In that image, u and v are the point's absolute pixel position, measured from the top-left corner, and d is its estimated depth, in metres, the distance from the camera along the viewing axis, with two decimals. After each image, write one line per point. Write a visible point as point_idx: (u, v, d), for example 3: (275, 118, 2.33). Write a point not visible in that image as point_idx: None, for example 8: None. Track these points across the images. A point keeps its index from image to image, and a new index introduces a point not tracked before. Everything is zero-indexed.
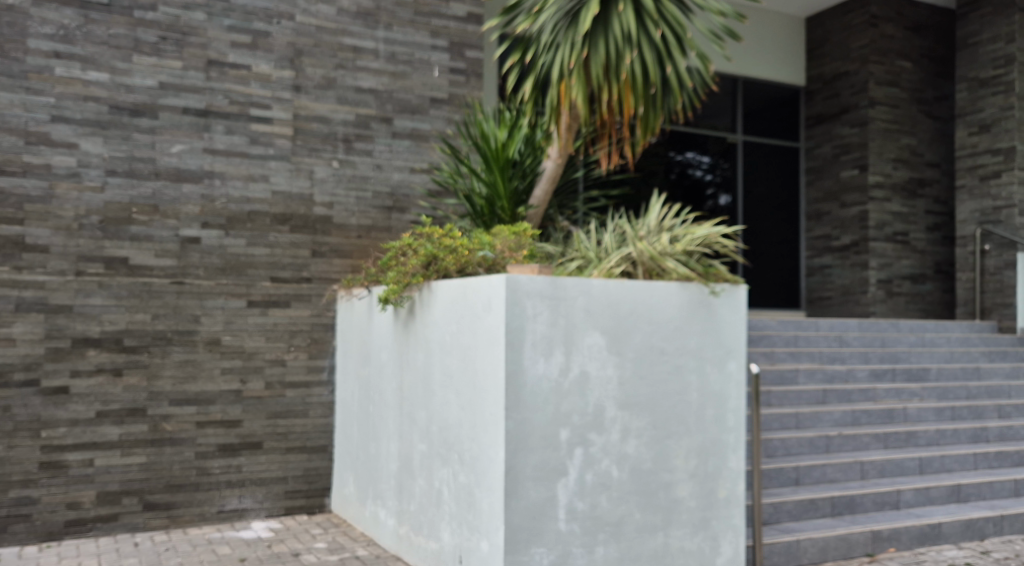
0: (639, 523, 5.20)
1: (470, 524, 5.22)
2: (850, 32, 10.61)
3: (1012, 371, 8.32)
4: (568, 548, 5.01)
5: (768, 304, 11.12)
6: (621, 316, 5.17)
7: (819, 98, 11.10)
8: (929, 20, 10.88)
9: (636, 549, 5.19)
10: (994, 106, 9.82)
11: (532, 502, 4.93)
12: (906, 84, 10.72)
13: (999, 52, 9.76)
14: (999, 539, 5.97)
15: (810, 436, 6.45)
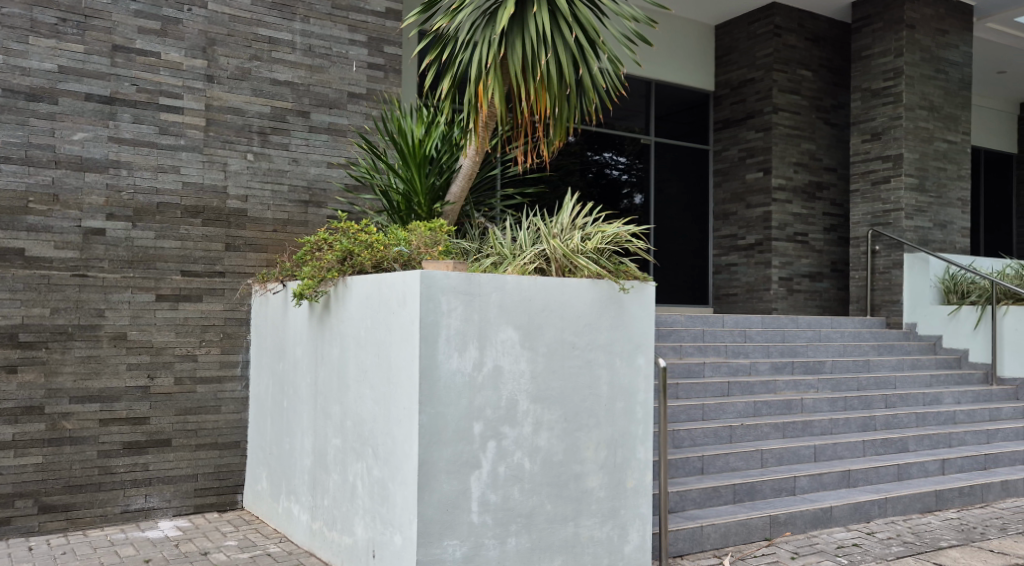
0: (550, 514, 5.35)
1: (383, 518, 5.27)
2: (756, 41, 11.08)
3: (898, 365, 8.88)
4: (480, 539, 5.12)
5: (676, 301, 11.45)
6: (534, 312, 5.31)
7: (727, 103, 11.56)
8: (828, 32, 11.44)
9: (548, 538, 5.33)
10: (884, 115, 10.41)
11: (445, 494, 5.02)
12: (807, 92, 11.25)
13: (889, 64, 10.35)
14: (884, 520, 6.37)
15: (715, 426, 6.74)
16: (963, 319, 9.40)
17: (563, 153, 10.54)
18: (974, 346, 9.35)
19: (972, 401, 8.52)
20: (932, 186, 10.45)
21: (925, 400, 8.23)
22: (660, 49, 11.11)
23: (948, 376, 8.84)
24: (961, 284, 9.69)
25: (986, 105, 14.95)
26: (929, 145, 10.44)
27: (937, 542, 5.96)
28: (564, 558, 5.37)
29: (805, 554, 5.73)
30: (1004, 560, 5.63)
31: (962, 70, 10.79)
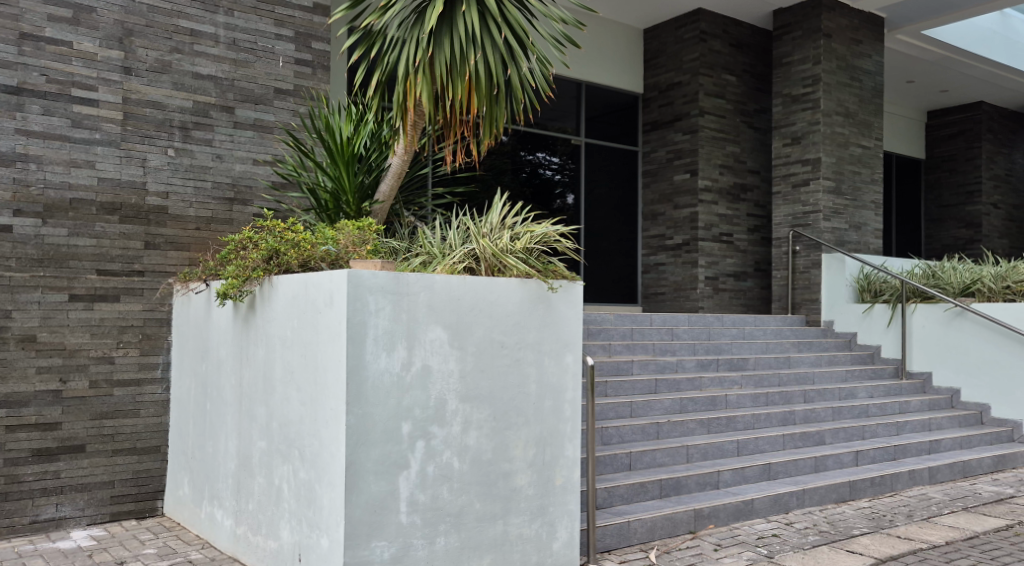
0: (479, 513, 5.30)
1: (310, 521, 5.17)
2: (683, 46, 11.34)
3: (816, 361, 9.21)
4: (409, 539, 5.04)
5: (606, 299, 11.62)
6: (463, 311, 5.27)
7: (655, 105, 11.79)
8: (750, 38, 11.76)
9: (476, 537, 5.28)
10: (803, 121, 10.82)
11: (373, 495, 4.94)
12: (731, 96, 11.54)
13: (808, 72, 10.76)
14: (802, 511, 6.61)
15: (642, 423, 6.88)
16: (877, 317, 9.82)
17: (496, 153, 10.59)
18: (886, 343, 9.76)
19: (883, 395, 8.91)
20: (848, 190, 10.88)
21: (841, 395, 8.55)
22: (587, 51, 11.25)
23: (862, 371, 9.24)
24: (873, 283, 10.08)
25: (896, 113, 15.60)
26: (844, 150, 10.86)
27: (850, 530, 6.21)
28: (494, 557, 5.33)
29: (729, 545, 5.88)
30: (912, 546, 5.90)
31: (876, 78, 11.25)
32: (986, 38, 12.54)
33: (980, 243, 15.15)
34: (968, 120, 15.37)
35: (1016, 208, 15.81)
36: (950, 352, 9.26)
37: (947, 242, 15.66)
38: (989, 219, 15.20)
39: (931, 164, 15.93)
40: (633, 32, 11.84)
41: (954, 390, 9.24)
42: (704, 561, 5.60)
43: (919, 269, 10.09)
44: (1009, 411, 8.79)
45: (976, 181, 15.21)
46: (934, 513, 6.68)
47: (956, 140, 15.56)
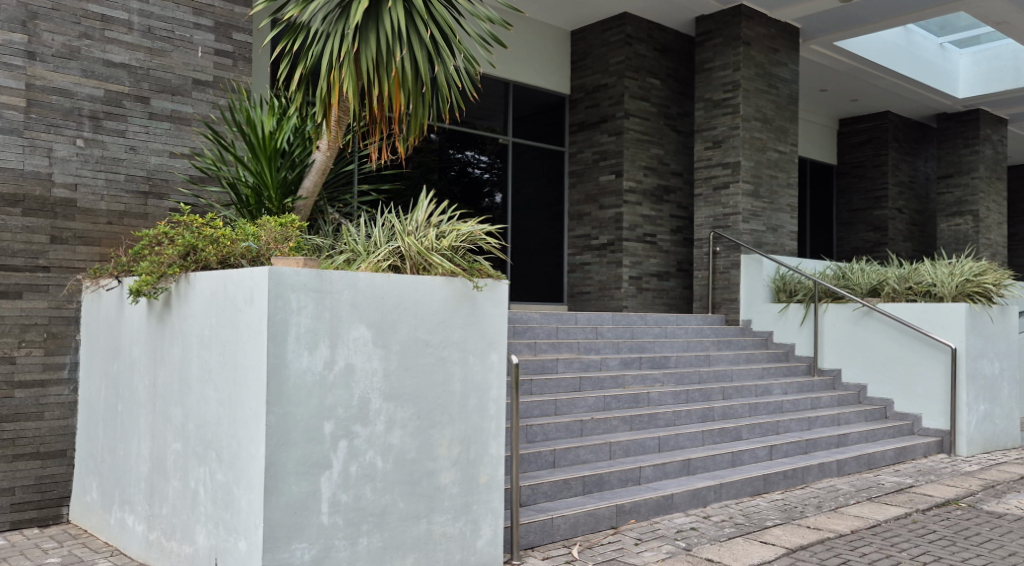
0: (402, 512, 4.93)
1: (227, 524, 4.76)
2: (609, 48, 11.48)
3: (734, 359, 9.48)
4: (329, 541, 4.65)
5: (532, 298, 11.68)
6: (387, 309, 4.90)
7: (581, 107, 11.91)
8: (674, 43, 11.96)
9: (400, 537, 4.91)
10: (724, 125, 11.11)
11: (294, 497, 4.55)
12: (655, 99, 11.74)
13: (728, 77, 11.06)
14: (719, 504, 6.78)
15: (566, 421, 6.95)
16: (791, 317, 10.16)
17: (424, 151, 10.59)
18: (800, 340, 10.09)
19: (797, 391, 9.22)
20: (766, 193, 11.23)
21: (757, 391, 8.81)
22: (515, 51, 11.27)
23: (778, 368, 9.53)
24: (789, 283, 10.39)
25: (811, 120, 16.06)
26: (763, 154, 11.20)
27: (763, 522, 6.40)
28: (417, 556, 4.97)
29: (648, 539, 5.96)
30: (819, 535, 6.11)
31: (792, 86, 11.59)
32: (892, 51, 13.07)
33: (886, 246, 15.81)
34: (877, 128, 15.94)
35: (919, 213, 16.55)
36: (858, 350, 9.61)
37: (857, 244, 16.26)
38: (894, 223, 15.88)
39: (842, 170, 16.50)
40: (561, 32, 11.92)
41: (861, 385, 9.60)
42: (625, 556, 5.65)
43: (831, 271, 10.50)
44: (910, 405, 9.22)
45: (883, 187, 15.84)
46: (840, 503, 6.94)
47: (864, 147, 16.15)
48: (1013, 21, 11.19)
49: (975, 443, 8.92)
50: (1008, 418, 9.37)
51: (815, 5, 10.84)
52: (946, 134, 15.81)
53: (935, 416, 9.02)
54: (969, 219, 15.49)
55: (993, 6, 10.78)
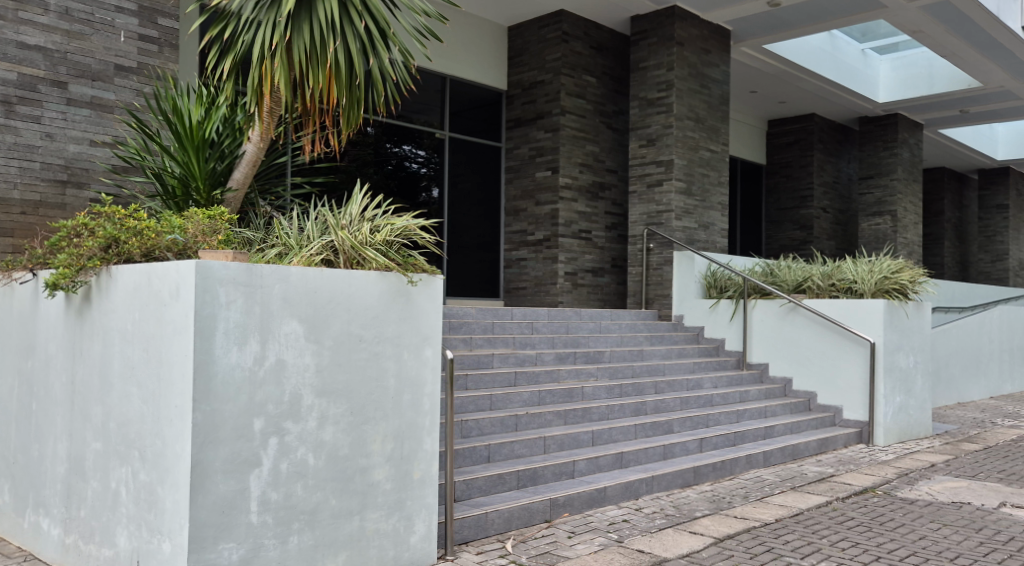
0: (335, 509, 4.86)
1: (150, 526, 4.62)
2: (545, 45, 11.50)
3: (667, 353, 9.60)
4: (259, 541, 4.56)
5: (468, 293, 11.65)
6: (320, 304, 4.82)
7: (518, 103, 11.91)
8: (610, 42, 12.03)
9: (332, 535, 4.84)
10: (658, 123, 11.24)
11: (222, 496, 4.45)
12: (591, 97, 11.80)
13: (662, 77, 11.19)
14: (650, 496, 6.86)
15: (501, 416, 6.96)
16: (721, 313, 10.30)
17: (360, 144, 10.47)
18: (729, 335, 10.23)
19: (727, 385, 9.38)
20: (697, 191, 11.39)
21: (688, 385, 8.95)
22: (451, 46, 11.22)
23: (708, 363, 9.68)
24: (720, 279, 10.60)
25: (742, 121, 16.32)
26: (695, 153, 11.36)
27: (694, 513, 6.49)
28: (349, 554, 4.91)
29: (581, 532, 5.99)
30: (745, 524, 6.23)
31: (723, 87, 11.78)
32: (817, 56, 13.37)
33: (811, 244, 16.21)
34: (803, 130, 16.32)
35: (843, 212, 16.99)
36: (785, 346, 9.81)
37: (784, 242, 16.62)
38: (820, 222, 16.28)
39: (771, 170, 16.82)
40: (498, 28, 11.91)
41: (787, 379, 9.81)
42: (558, 549, 5.67)
43: (759, 268, 10.69)
44: (832, 398, 9.43)
45: (809, 187, 16.21)
46: (766, 493, 7.08)
47: (792, 148, 16.50)
48: (929, 30, 11.53)
49: (891, 433, 9.21)
50: (921, 408, 9.70)
51: (744, 9, 11.02)
52: (867, 137, 16.26)
53: (855, 408, 9.26)
54: (888, 219, 15.96)
55: (910, 15, 11.09)
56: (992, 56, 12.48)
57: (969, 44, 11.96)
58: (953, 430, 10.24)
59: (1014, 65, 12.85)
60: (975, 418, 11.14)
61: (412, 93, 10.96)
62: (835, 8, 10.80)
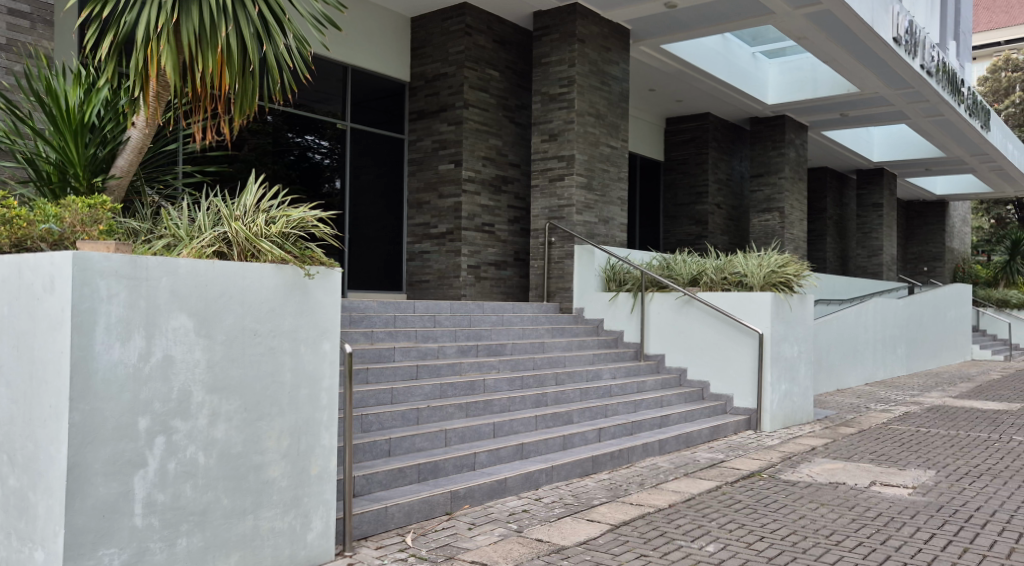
0: (227, 509, 4.79)
1: (21, 534, 4.44)
2: (449, 38, 11.51)
3: (567, 345, 9.76)
4: (143, 544, 4.45)
5: (370, 287, 11.59)
6: (211, 299, 4.74)
7: (421, 95, 11.89)
8: (513, 36, 12.10)
9: (223, 535, 4.76)
10: (559, 119, 11.39)
11: (102, 499, 4.31)
12: (494, 91, 11.87)
13: (564, 73, 11.34)
14: (550, 486, 6.98)
15: (402, 409, 6.96)
16: (620, 305, 10.53)
17: (259, 133, 10.30)
18: (628, 327, 10.47)
19: (624, 376, 9.59)
20: (598, 186, 11.60)
21: (588, 376, 9.14)
22: (351, 35, 11.06)
23: (607, 354, 9.87)
24: (618, 273, 10.76)
25: (641, 118, 16.61)
26: (595, 149, 11.56)
27: (591, 501, 6.64)
28: (241, 554, 4.84)
29: (481, 523, 6.06)
30: (640, 510, 6.41)
31: (623, 84, 12.01)
32: (710, 56, 13.74)
33: (706, 239, 16.72)
34: (698, 128, 16.75)
35: (736, 209, 17.56)
36: (679, 337, 10.09)
37: (681, 237, 17.08)
38: (714, 217, 16.80)
39: (669, 166, 17.23)
40: (400, 19, 11.84)
41: (682, 368, 10.08)
42: (459, 540, 5.72)
43: (656, 261, 10.95)
44: (724, 387, 9.74)
45: (704, 184, 16.69)
46: (661, 480, 7.29)
47: (688, 145, 16.92)
48: (812, 36, 11.95)
49: (776, 419, 9.60)
50: (804, 395, 10.12)
51: (642, 9, 11.24)
52: (757, 137, 16.79)
53: (744, 396, 9.58)
54: (776, 215, 16.56)
55: (798, 23, 11.50)
56: (869, 64, 13.04)
57: (848, 51, 12.47)
58: (832, 414, 10.73)
59: (888, 72, 13.44)
60: (852, 404, 11.69)
61: (312, 82, 10.79)
62: (727, 12, 11.12)
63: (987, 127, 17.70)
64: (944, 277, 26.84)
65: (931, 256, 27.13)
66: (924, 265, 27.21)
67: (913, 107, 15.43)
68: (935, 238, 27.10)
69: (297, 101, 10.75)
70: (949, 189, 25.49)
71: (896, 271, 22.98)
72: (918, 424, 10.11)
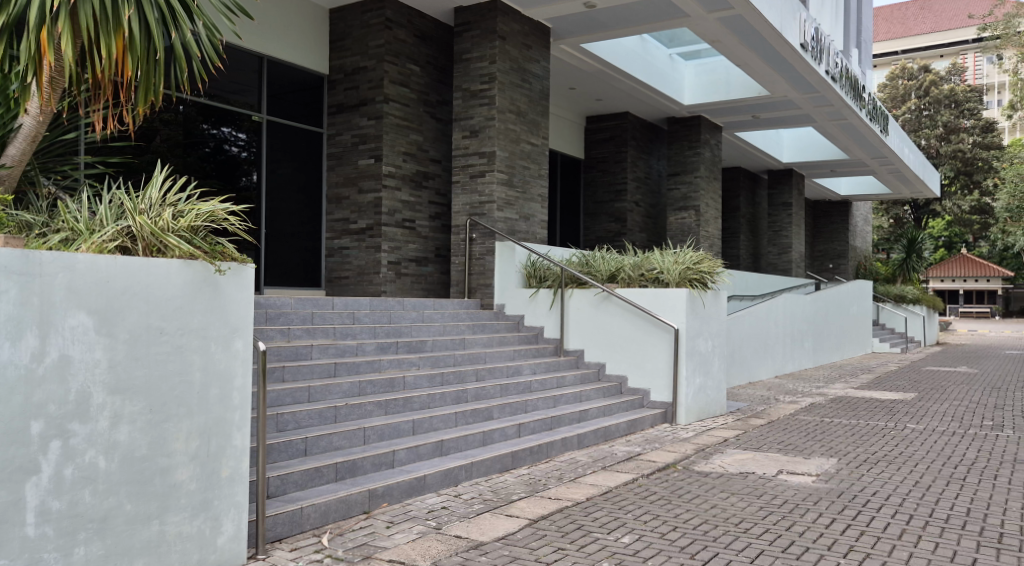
0: (130, 515, 4.64)
1: None
2: (368, 31, 11.38)
3: (487, 342, 9.74)
4: (36, 555, 4.28)
5: (288, 283, 11.40)
6: (113, 296, 4.59)
7: (340, 88, 11.73)
8: (434, 31, 12.03)
9: (126, 542, 4.61)
10: (480, 115, 11.38)
11: None
12: (415, 86, 11.79)
13: (485, 70, 11.33)
14: (469, 483, 6.96)
15: (319, 408, 6.85)
16: (540, 302, 10.56)
17: (172, 124, 10.03)
18: (548, 324, 10.52)
19: (545, 371, 9.63)
20: (518, 183, 11.63)
21: (508, 372, 9.16)
22: (267, 25, 10.83)
23: (527, 350, 9.88)
24: (539, 269, 10.79)
25: (562, 115, 16.67)
26: (515, 146, 11.59)
27: (510, 496, 6.65)
28: (146, 561, 4.70)
29: (399, 522, 6.01)
30: (558, 505, 6.45)
31: (543, 82, 12.06)
32: (628, 56, 13.90)
33: (625, 236, 16.93)
34: (617, 127, 16.94)
35: (654, 207, 17.83)
36: (598, 333, 10.19)
37: (600, 234, 17.26)
38: (633, 215, 17.02)
39: (588, 164, 17.37)
40: (317, 10, 11.66)
41: (600, 363, 10.19)
42: (376, 540, 5.66)
43: (576, 258, 11.01)
44: (641, 382, 9.89)
45: (623, 182, 16.90)
46: (579, 474, 7.35)
47: (607, 144, 17.08)
48: (725, 40, 12.19)
49: (691, 412, 9.79)
50: (717, 389, 10.33)
51: (561, 8, 11.31)
52: (674, 136, 17.06)
53: (661, 390, 9.76)
54: (692, 213, 16.87)
55: (711, 27, 11.72)
56: (779, 68, 13.37)
57: (759, 55, 12.77)
58: (743, 407, 10.98)
59: (797, 77, 13.79)
60: (762, 396, 12.00)
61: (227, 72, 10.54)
62: (643, 13, 11.27)
63: (886, 132, 18.41)
64: (847, 274, 27.66)
65: (835, 254, 27.94)
66: (829, 263, 27.97)
67: (820, 111, 15.89)
68: (840, 236, 27.97)
69: (211, 92, 10.49)
70: (852, 190, 26.37)
71: (804, 269, 23.64)
72: (823, 414, 10.43)
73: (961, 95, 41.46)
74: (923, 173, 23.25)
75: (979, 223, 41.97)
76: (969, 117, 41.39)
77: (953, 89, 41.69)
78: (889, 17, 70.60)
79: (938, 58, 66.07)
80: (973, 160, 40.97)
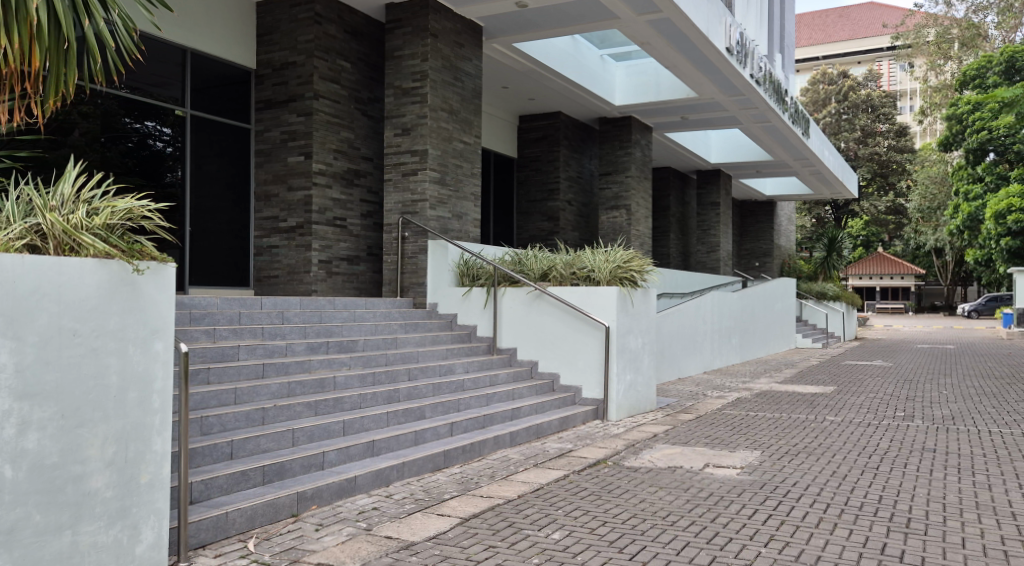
0: (39, 526, 4.49)
1: None
2: (297, 26, 11.22)
3: (420, 341, 9.68)
4: None
5: (215, 283, 11.19)
6: (21, 298, 4.43)
7: (268, 83, 11.54)
8: (365, 28, 11.92)
9: (35, 554, 4.46)
10: (412, 113, 11.31)
11: None
12: (345, 82, 11.67)
13: (416, 67, 11.27)
14: (400, 482, 6.91)
15: (246, 410, 6.72)
16: (473, 300, 10.55)
17: (91, 118, 9.76)
18: (481, 322, 10.50)
19: (477, 369, 9.61)
20: (450, 181, 11.60)
21: (440, 371, 9.11)
22: (190, 17, 10.59)
23: (460, 349, 9.86)
24: (471, 268, 10.78)
25: (495, 114, 16.66)
26: (448, 144, 11.54)
27: (442, 495, 6.63)
28: None
29: (328, 524, 5.93)
30: (490, 503, 6.44)
31: (476, 80, 12.03)
32: (560, 56, 13.97)
33: (558, 235, 17.02)
34: (550, 127, 17.01)
35: (586, 206, 17.96)
36: (529, 331, 10.22)
37: (534, 233, 17.31)
38: (565, 214, 17.14)
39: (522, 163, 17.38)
40: (242, 4, 11.43)
41: (533, 361, 10.22)
42: (304, 542, 5.59)
43: (508, 256, 11.02)
44: (573, 379, 9.94)
45: (556, 181, 16.98)
46: (510, 471, 7.36)
47: (540, 143, 17.13)
48: (653, 43, 12.33)
49: (621, 409, 9.90)
50: (647, 385, 10.45)
51: (493, 7, 11.31)
52: (606, 136, 17.19)
53: (592, 387, 9.83)
54: (623, 212, 17.05)
55: (640, 30, 11.83)
56: (706, 70, 13.56)
57: (687, 58, 12.93)
58: (673, 402, 11.13)
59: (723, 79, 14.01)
60: (691, 391, 12.19)
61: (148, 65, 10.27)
62: (574, 13, 11.32)
63: (808, 134, 18.85)
64: (772, 271, 28.15)
65: (761, 252, 28.49)
66: (755, 261, 28.50)
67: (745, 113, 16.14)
68: (765, 235, 28.55)
69: (131, 84, 10.21)
70: (777, 190, 26.97)
71: (731, 267, 24.08)
72: (749, 409, 10.64)
73: (877, 100, 42.54)
74: (843, 174, 23.89)
75: (893, 223, 45.15)
76: (885, 121, 42.76)
77: (869, 95, 42.66)
78: (811, 23, 72.30)
79: (855, 64, 68.00)
80: (888, 162, 42.54)
